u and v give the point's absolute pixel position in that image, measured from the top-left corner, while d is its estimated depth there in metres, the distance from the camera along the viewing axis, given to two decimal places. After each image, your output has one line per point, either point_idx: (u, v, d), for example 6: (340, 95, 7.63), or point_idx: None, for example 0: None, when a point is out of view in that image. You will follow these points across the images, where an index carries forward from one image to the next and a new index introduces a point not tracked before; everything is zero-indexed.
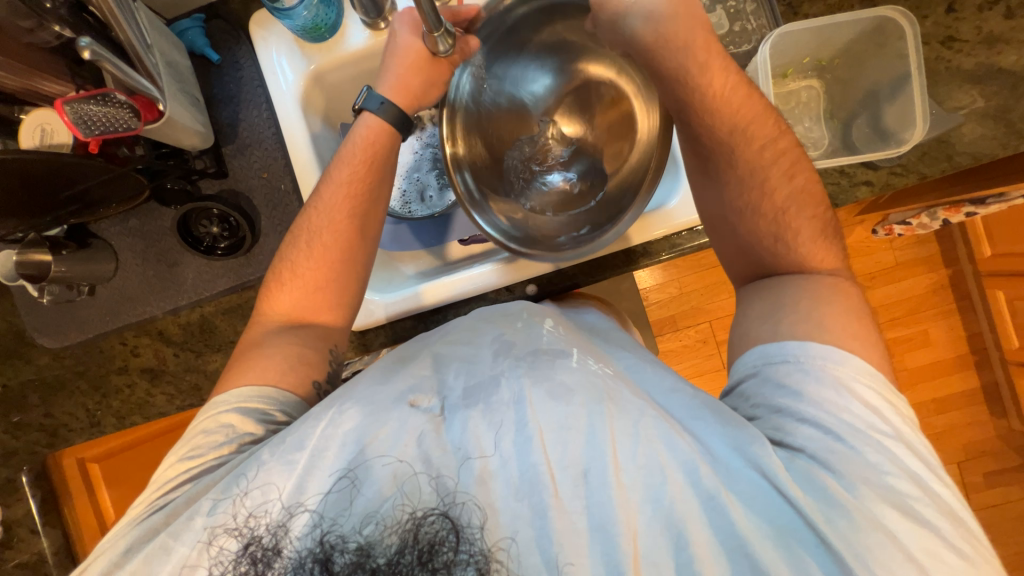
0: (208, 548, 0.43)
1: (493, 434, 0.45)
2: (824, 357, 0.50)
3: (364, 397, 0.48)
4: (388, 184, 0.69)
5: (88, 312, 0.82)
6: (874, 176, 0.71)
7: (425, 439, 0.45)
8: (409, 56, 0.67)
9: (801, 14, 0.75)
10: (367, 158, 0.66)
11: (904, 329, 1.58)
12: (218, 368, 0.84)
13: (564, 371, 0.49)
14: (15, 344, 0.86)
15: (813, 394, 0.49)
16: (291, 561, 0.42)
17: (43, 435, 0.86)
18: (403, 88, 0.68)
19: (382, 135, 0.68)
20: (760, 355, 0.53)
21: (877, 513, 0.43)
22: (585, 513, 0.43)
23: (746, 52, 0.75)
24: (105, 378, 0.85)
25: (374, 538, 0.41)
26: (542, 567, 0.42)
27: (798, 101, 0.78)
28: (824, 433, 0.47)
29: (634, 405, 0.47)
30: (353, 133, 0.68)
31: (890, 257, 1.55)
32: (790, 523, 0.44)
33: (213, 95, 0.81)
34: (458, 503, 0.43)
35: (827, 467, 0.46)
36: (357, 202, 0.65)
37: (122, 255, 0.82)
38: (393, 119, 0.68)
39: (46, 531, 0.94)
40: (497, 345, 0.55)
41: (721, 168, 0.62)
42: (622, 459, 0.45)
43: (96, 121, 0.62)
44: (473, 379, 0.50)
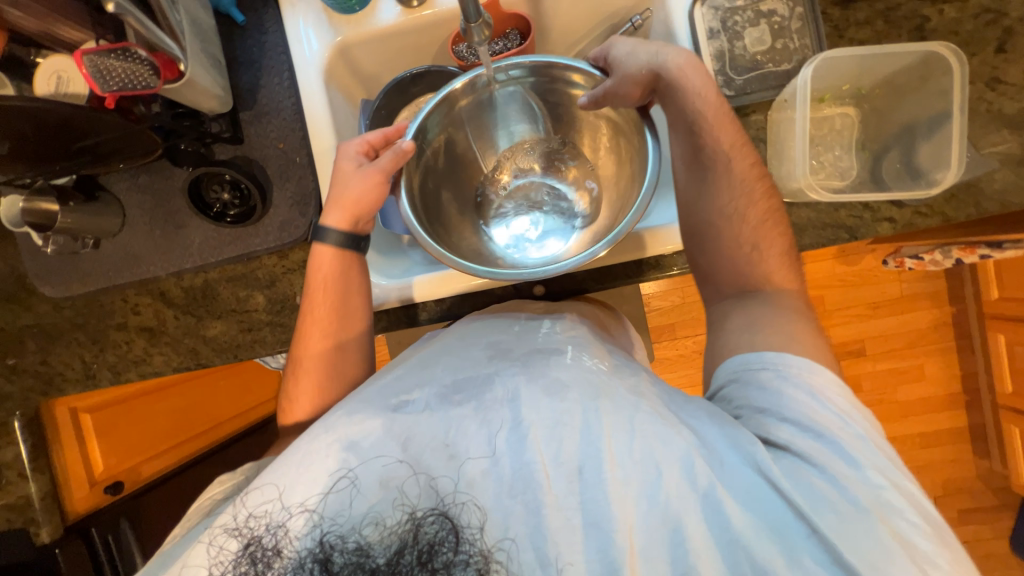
0: (210, 550, 0.44)
1: (485, 433, 0.46)
2: (799, 367, 0.51)
3: (354, 408, 0.48)
4: (359, 292, 0.69)
5: (92, 265, 0.82)
6: (898, 214, 0.70)
7: (419, 434, 0.46)
8: (344, 174, 0.67)
9: (847, 37, 0.73)
10: (325, 283, 0.68)
11: (900, 362, 1.58)
12: (217, 335, 0.83)
13: (558, 368, 0.50)
14: (16, 289, 0.85)
15: (792, 396, 0.50)
16: (291, 561, 0.42)
17: (38, 382, 0.86)
18: (342, 206, 0.67)
19: (339, 258, 0.68)
20: (741, 362, 0.54)
21: (865, 504, 0.44)
22: (580, 509, 0.44)
23: (786, 71, 0.73)
24: (103, 332, 0.85)
25: (373, 540, 0.42)
26: (536, 563, 0.42)
27: (832, 128, 0.76)
28: (808, 433, 0.47)
29: (629, 402, 0.48)
30: (309, 267, 0.69)
31: (897, 289, 1.54)
32: (784, 521, 0.44)
33: (236, 57, 0.79)
34: (458, 503, 0.44)
35: (811, 464, 0.46)
36: (329, 326, 0.67)
37: (129, 211, 0.81)
38: (342, 244, 0.68)
39: (34, 477, 0.88)
40: (491, 348, 0.56)
41: (730, 196, 0.63)
42: (618, 454, 0.45)
43: (114, 76, 0.60)
44: (463, 373, 0.51)
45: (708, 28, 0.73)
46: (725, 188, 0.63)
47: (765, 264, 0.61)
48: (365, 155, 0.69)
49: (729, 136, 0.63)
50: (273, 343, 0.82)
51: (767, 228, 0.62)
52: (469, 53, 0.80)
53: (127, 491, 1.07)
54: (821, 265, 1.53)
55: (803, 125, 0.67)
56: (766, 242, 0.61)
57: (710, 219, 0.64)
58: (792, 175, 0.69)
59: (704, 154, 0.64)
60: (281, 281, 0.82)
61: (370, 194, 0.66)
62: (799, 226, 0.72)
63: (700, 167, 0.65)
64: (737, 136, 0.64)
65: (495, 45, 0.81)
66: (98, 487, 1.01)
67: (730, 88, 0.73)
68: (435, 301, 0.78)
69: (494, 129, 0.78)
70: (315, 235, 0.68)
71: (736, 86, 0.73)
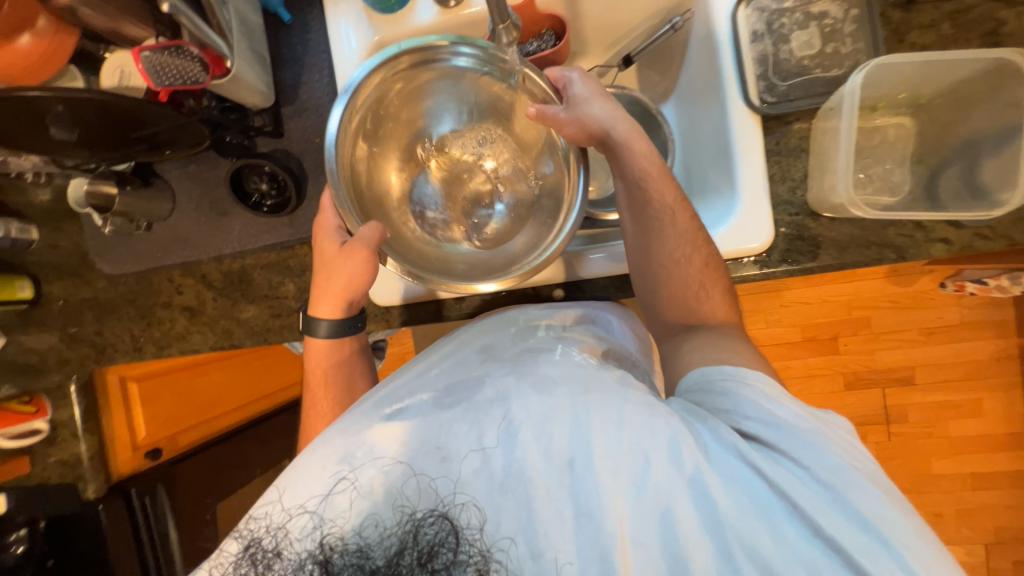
0: (212, 554, 0.46)
1: (477, 432, 0.47)
2: (752, 377, 0.51)
3: (348, 421, 0.50)
4: (359, 369, 0.73)
5: (144, 245, 0.88)
6: (955, 235, 0.66)
7: (412, 439, 0.48)
8: (325, 261, 0.69)
9: (908, 41, 0.68)
10: (325, 368, 0.71)
11: (955, 395, 1.46)
12: (250, 318, 0.88)
13: (547, 365, 0.53)
14: (78, 264, 0.93)
15: (749, 397, 0.49)
16: (291, 562, 0.44)
17: (93, 350, 0.94)
18: (333, 294, 0.69)
19: (336, 341, 0.72)
20: (702, 376, 0.54)
21: (837, 486, 0.44)
22: (571, 499, 0.44)
23: (834, 77, 0.69)
24: (151, 309, 0.92)
25: (372, 541, 0.44)
26: (528, 555, 0.43)
27: (883, 139, 0.70)
28: (774, 425, 0.47)
29: (617, 394, 0.49)
30: (309, 357, 0.72)
31: (955, 315, 1.42)
32: (767, 502, 0.43)
33: (281, 55, 0.83)
34: (458, 504, 0.45)
35: (784, 456, 0.45)
36: (333, 412, 0.69)
37: (178, 197, 0.86)
38: (338, 329, 0.71)
39: (85, 437, 0.97)
40: (482, 352, 0.59)
41: (675, 244, 0.63)
42: (607, 447, 0.45)
43: (167, 71, 0.64)
44: (456, 378, 0.53)
45: (752, 30, 0.70)
46: (669, 238, 0.63)
47: (709, 301, 0.63)
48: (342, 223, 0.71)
49: (672, 196, 0.64)
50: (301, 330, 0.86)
51: (710, 270, 0.63)
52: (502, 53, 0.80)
53: (165, 458, 1.14)
54: (869, 284, 1.43)
55: (852, 136, 0.63)
56: (711, 283, 0.63)
57: (656, 265, 0.64)
58: (834, 189, 0.65)
59: (648, 209, 0.64)
60: (312, 270, 0.86)
61: (351, 264, 0.66)
62: (839, 243, 0.68)
63: (643, 216, 0.65)
64: (679, 197, 0.65)
65: (529, 44, 0.80)
66: (140, 452, 1.08)
67: (771, 94, 0.69)
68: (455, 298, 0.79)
69: (432, 103, 0.72)
70: (309, 328, 0.71)
71: (779, 93, 0.69)
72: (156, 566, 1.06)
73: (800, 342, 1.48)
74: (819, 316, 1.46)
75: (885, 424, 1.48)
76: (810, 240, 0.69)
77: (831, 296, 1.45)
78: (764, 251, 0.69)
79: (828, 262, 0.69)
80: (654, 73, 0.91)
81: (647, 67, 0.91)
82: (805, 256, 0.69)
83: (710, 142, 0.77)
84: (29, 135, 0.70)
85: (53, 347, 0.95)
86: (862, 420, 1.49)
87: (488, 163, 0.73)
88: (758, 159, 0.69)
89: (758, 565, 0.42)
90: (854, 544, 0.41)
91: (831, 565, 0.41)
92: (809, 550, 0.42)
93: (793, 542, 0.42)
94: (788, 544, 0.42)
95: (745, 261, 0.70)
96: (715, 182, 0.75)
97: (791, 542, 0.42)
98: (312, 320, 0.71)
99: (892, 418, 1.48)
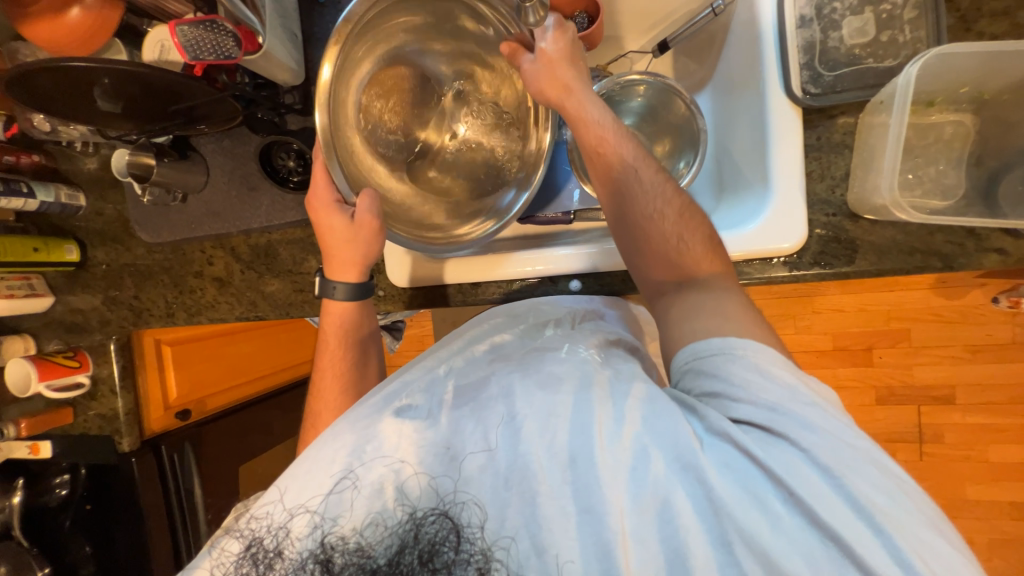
0: (214, 554, 0.49)
1: (481, 429, 0.47)
2: (744, 346, 0.48)
3: (357, 415, 0.50)
4: (372, 339, 0.75)
5: (179, 216, 0.92)
6: (1012, 245, 0.61)
7: (418, 435, 0.48)
8: (336, 236, 0.70)
9: (976, 30, 0.62)
10: (342, 332, 0.73)
11: (999, 418, 1.37)
12: (274, 292, 0.91)
13: (553, 364, 0.52)
14: (120, 231, 0.98)
15: (736, 377, 0.46)
16: (292, 562, 0.46)
17: (131, 313, 1.00)
18: (350, 264, 0.71)
19: (354, 308, 0.74)
20: (691, 350, 0.50)
21: (830, 467, 0.41)
22: (572, 496, 0.44)
23: (888, 68, 0.63)
24: (184, 277, 0.96)
25: (372, 542, 0.45)
26: (532, 551, 0.44)
27: (939, 137, 0.64)
28: (764, 406, 0.44)
29: (623, 390, 0.48)
30: (325, 319, 0.74)
31: (1008, 334, 1.33)
32: (760, 487, 0.42)
33: (313, 32, 0.83)
34: (458, 503, 0.46)
35: (790, 443, 0.42)
36: (343, 375, 0.71)
37: (212, 171, 0.89)
38: (352, 293, 0.73)
39: (122, 394, 1.02)
40: (492, 353, 0.59)
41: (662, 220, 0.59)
42: (607, 442, 0.44)
43: (202, 45, 0.65)
44: (465, 378, 0.53)
45: (799, 15, 0.66)
46: (637, 195, 0.61)
47: (690, 252, 0.57)
48: (336, 194, 0.71)
49: (633, 151, 0.63)
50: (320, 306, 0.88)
51: (686, 219, 0.59)
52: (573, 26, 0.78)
53: (192, 419, 1.19)
54: (911, 294, 1.35)
55: (901, 131, 0.57)
56: (690, 232, 0.58)
57: (634, 224, 0.60)
58: (878, 189, 0.60)
59: (614, 172, 0.62)
60: None
61: (361, 236, 0.68)
62: (879, 247, 0.64)
63: (617, 191, 0.62)
64: (641, 151, 0.63)
65: None
66: (171, 411, 1.14)
67: (816, 85, 0.65)
68: (472, 283, 0.80)
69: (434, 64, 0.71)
70: (324, 290, 0.73)
71: (824, 84, 0.64)
72: (182, 519, 1.13)
73: (829, 352, 1.41)
74: (853, 325, 1.39)
75: (917, 443, 1.40)
76: (846, 243, 0.65)
77: (869, 304, 1.37)
78: (795, 252, 0.66)
79: (864, 267, 0.65)
80: (691, 61, 0.87)
81: (683, 55, 0.88)
82: (839, 260, 0.65)
83: (745, 134, 0.73)
84: (77, 104, 0.74)
85: (96, 308, 1.02)
86: (891, 437, 1.42)
87: (461, 129, 0.74)
88: (796, 153, 0.65)
89: (759, 557, 0.40)
90: (854, 533, 0.39)
91: (830, 554, 0.40)
92: (809, 540, 0.40)
93: (788, 527, 0.40)
94: (784, 532, 0.40)
95: (774, 261, 0.67)
96: (747, 178, 0.72)
97: (788, 529, 0.40)
98: (327, 281, 0.73)
99: (925, 437, 1.40)
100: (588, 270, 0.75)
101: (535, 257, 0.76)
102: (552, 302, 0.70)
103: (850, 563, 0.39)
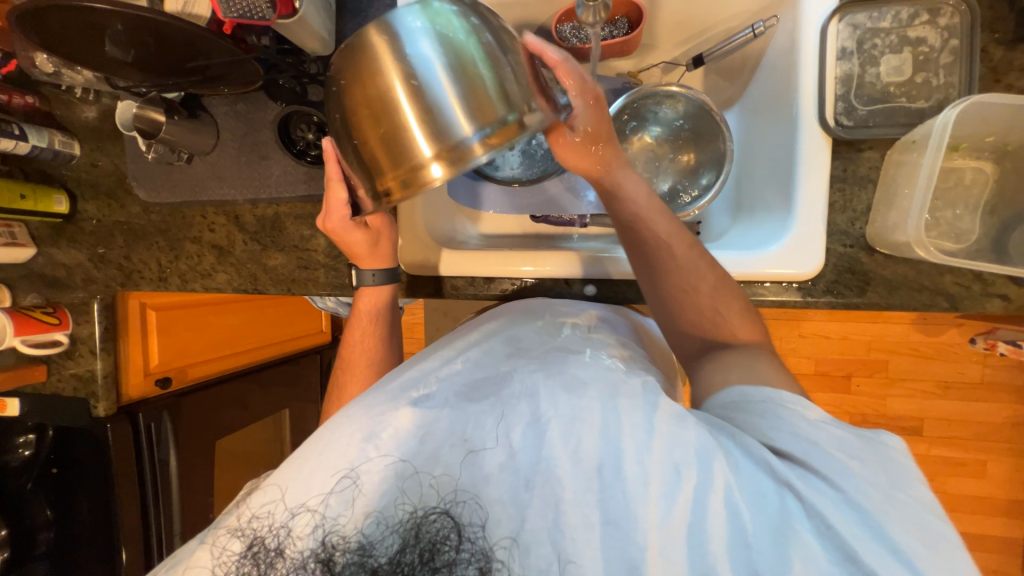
0: (212, 551, 0.46)
1: (502, 428, 0.47)
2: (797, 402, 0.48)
3: (373, 401, 0.50)
4: (395, 327, 0.77)
5: (182, 177, 0.88)
6: (1015, 292, 0.64)
7: (437, 429, 0.48)
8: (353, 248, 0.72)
9: (1005, 83, 0.64)
10: (369, 316, 0.74)
11: (961, 452, 1.43)
12: (277, 267, 0.88)
13: (576, 367, 0.52)
14: (115, 187, 0.94)
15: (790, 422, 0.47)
16: (293, 561, 0.44)
17: (119, 274, 0.96)
18: (380, 254, 0.74)
19: (382, 294, 0.75)
20: (740, 396, 0.51)
21: (868, 508, 0.42)
22: (598, 507, 0.44)
23: (919, 110, 0.65)
24: (181, 243, 0.92)
25: (374, 540, 0.44)
26: (552, 557, 0.43)
27: (959, 182, 0.65)
28: (808, 441, 0.45)
29: (647, 402, 0.48)
30: (356, 302, 0.75)
31: (977, 373, 1.39)
32: (792, 518, 0.42)
33: (344, 2, 0.80)
34: (460, 502, 0.45)
35: (819, 475, 0.43)
36: (369, 358, 0.73)
37: (221, 135, 0.85)
38: (381, 281, 0.75)
39: (101, 356, 0.97)
40: (509, 347, 0.58)
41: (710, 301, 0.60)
42: (635, 455, 0.44)
43: (237, 4, 0.63)
44: (486, 374, 0.53)
45: (840, 47, 0.66)
46: (671, 272, 0.61)
47: (728, 324, 0.60)
48: (350, 210, 0.68)
49: (666, 227, 0.62)
50: (325, 285, 0.86)
51: (722, 295, 0.60)
52: (572, 35, 0.82)
53: (172, 388, 1.14)
54: (894, 327, 1.40)
55: (931, 173, 0.58)
56: (727, 305, 0.60)
57: (671, 294, 0.61)
58: (901, 226, 0.61)
59: (649, 249, 0.62)
60: None
61: (384, 241, 0.74)
62: (890, 282, 0.66)
63: (651, 269, 0.62)
64: (674, 227, 0.63)
65: (603, 29, 0.80)
66: (151, 378, 1.09)
67: (849, 118, 0.66)
68: (484, 278, 0.79)
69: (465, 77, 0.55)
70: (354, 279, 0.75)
71: (857, 117, 0.66)
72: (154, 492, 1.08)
73: (811, 375, 1.46)
74: (837, 352, 1.44)
75: None
76: (859, 275, 0.67)
77: (852, 334, 1.42)
78: (810, 279, 0.67)
79: (875, 301, 0.66)
80: (721, 79, 0.88)
81: (714, 72, 0.88)
82: (851, 291, 0.67)
83: (771, 159, 0.74)
84: (86, 50, 0.69)
85: (82, 264, 0.97)
86: None
87: None
88: (823, 180, 0.66)
89: None
90: (875, 558, 0.40)
91: None
92: (827, 565, 0.40)
93: (814, 554, 0.41)
94: (811, 563, 0.40)
95: (788, 285, 0.68)
96: (770, 202, 0.74)
97: (811, 554, 0.41)
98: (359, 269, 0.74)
99: None
100: (602, 277, 0.75)
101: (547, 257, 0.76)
102: (568, 305, 0.70)
103: None
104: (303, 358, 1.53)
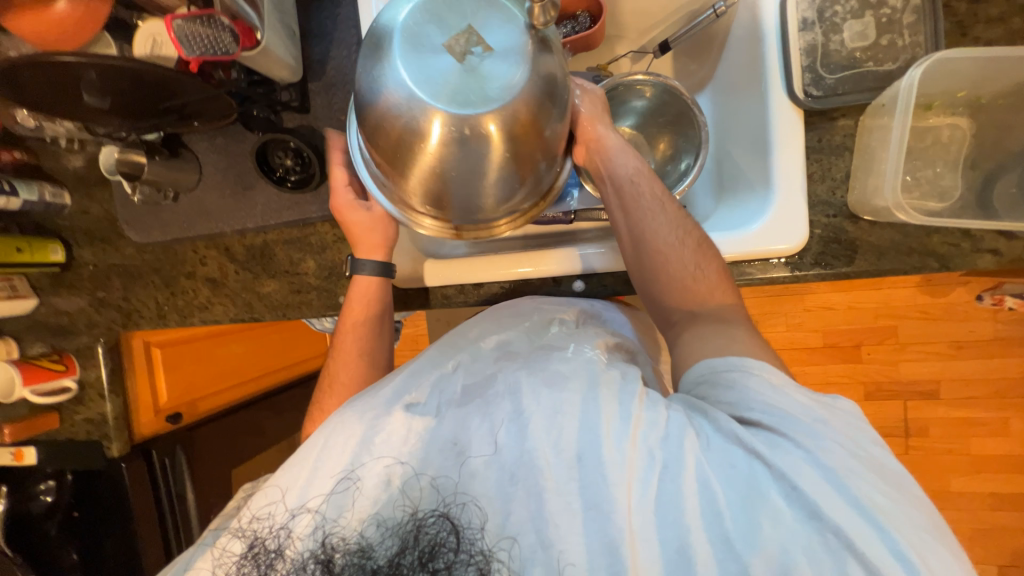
0: (218, 556, 0.47)
1: (487, 425, 0.47)
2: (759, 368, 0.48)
3: (365, 407, 0.50)
4: (389, 321, 0.76)
5: (170, 215, 0.90)
6: (1005, 246, 0.63)
7: (425, 438, 0.48)
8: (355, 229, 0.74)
9: (971, 36, 0.64)
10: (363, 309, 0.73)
11: (981, 412, 1.41)
12: (270, 293, 0.89)
13: (559, 362, 0.52)
14: (108, 231, 0.96)
15: (753, 391, 0.46)
16: (293, 562, 0.45)
17: (119, 315, 0.97)
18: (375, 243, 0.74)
19: (378, 287, 0.75)
20: (708, 367, 0.50)
21: (836, 470, 0.41)
22: (579, 492, 0.44)
23: (887, 72, 0.64)
24: (175, 279, 0.94)
25: (373, 542, 0.45)
26: (537, 544, 0.43)
27: (936, 140, 0.65)
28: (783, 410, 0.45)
29: (627, 390, 0.48)
30: (353, 292, 0.75)
31: (989, 329, 1.37)
32: (764, 486, 0.42)
33: (310, 29, 0.82)
34: (458, 503, 0.45)
35: (786, 436, 0.43)
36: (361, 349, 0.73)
37: (204, 170, 0.87)
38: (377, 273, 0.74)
39: (111, 398, 0.98)
40: (500, 351, 0.58)
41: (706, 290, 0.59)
42: (614, 439, 0.45)
43: (200, 42, 0.64)
44: (473, 378, 0.53)
45: (801, 18, 0.66)
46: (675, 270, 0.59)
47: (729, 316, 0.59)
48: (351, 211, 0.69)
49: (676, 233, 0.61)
50: (319, 307, 0.87)
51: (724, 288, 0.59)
52: None
53: (183, 423, 1.16)
54: (898, 291, 1.38)
55: (904, 134, 0.58)
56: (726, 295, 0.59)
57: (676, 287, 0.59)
58: (879, 190, 0.62)
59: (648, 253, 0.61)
60: (332, 247, 0.86)
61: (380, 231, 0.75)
62: (877, 248, 0.65)
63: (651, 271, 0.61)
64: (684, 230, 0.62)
65: (563, 26, 0.80)
66: (161, 415, 1.10)
67: (818, 88, 0.65)
68: (473, 285, 0.79)
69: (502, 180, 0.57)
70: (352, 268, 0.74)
71: (825, 86, 0.65)
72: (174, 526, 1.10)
73: (820, 348, 1.44)
74: (843, 323, 1.42)
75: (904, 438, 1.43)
76: (846, 244, 0.66)
77: (857, 302, 1.40)
78: (796, 253, 0.67)
79: (864, 268, 0.66)
80: (691, 61, 0.88)
81: (682, 56, 0.88)
82: (839, 260, 0.66)
83: (746, 134, 0.74)
84: (63, 103, 0.71)
85: (83, 309, 0.99)
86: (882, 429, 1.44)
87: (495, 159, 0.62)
88: (798, 154, 0.66)
89: (760, 554, 0.40)
90: (844, 517, 0.39)
91: (825, 544, 0.39)
92: (795, 526, 0.40)
93: (784, 517, 0.40)
94: (783, 528, 0.40)
95: (776, 261, 0.67)
96: (750, 177, 0.73)
97: (780, 516, 0.40)
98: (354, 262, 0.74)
99: (912, 431, 1.44)
100: (589, 272, 0.75)
101: (534, 257, 0.75)
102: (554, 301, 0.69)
103: (851, 559, 0.39)
104: (311, 381, 1.54)
